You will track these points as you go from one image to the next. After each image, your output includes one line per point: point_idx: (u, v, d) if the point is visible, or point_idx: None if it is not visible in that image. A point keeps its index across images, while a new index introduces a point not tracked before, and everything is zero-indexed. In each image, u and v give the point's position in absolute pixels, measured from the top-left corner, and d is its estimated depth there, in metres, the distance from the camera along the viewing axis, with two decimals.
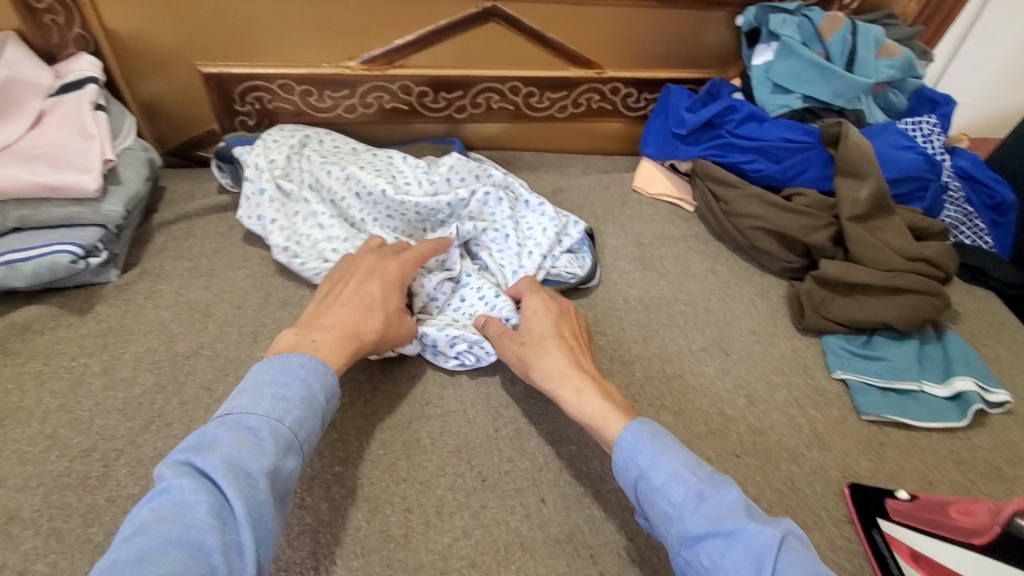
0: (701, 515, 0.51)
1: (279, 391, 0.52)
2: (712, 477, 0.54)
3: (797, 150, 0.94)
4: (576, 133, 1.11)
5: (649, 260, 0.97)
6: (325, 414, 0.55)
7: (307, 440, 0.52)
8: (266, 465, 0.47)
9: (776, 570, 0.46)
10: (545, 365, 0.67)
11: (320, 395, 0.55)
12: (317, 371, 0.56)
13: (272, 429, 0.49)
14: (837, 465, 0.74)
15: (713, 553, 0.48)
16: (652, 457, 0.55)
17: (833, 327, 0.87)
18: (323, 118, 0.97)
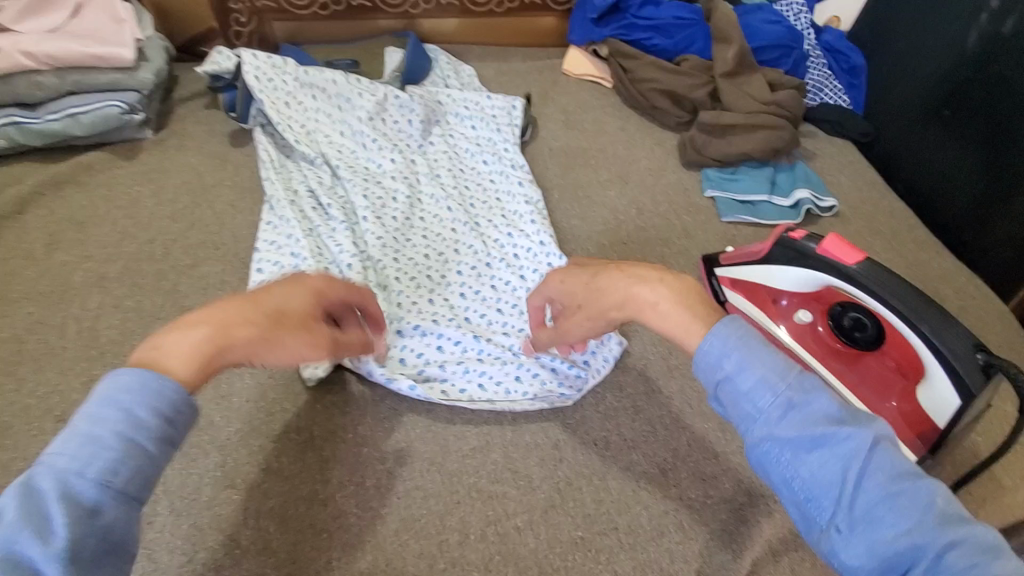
0: (791, 421, 0.43)
1: (91, 431, 0.38)
2: (803, 376, 0.45)
3: (685, 26, 1.18)
4: (515, 28, 1.34)
5: (572, 122, 1.21)
6: (170, 437, 0.40)
7: (136, 483, 0.39)
8: (55, 546, 0.35)
9: (863, 473, 0.41)
10: (607, 304, 0.57)
11: (155, 426, 0.40)
12: (150, 393, 0.40)
13: (60, 490, 0.36)
14: (699, 248, 1.01)
15: (800, 454, 0.42)
16: (739, 362, 0.46)
17: (710, 162, 1.13)
18: (301, 15, 1.20)
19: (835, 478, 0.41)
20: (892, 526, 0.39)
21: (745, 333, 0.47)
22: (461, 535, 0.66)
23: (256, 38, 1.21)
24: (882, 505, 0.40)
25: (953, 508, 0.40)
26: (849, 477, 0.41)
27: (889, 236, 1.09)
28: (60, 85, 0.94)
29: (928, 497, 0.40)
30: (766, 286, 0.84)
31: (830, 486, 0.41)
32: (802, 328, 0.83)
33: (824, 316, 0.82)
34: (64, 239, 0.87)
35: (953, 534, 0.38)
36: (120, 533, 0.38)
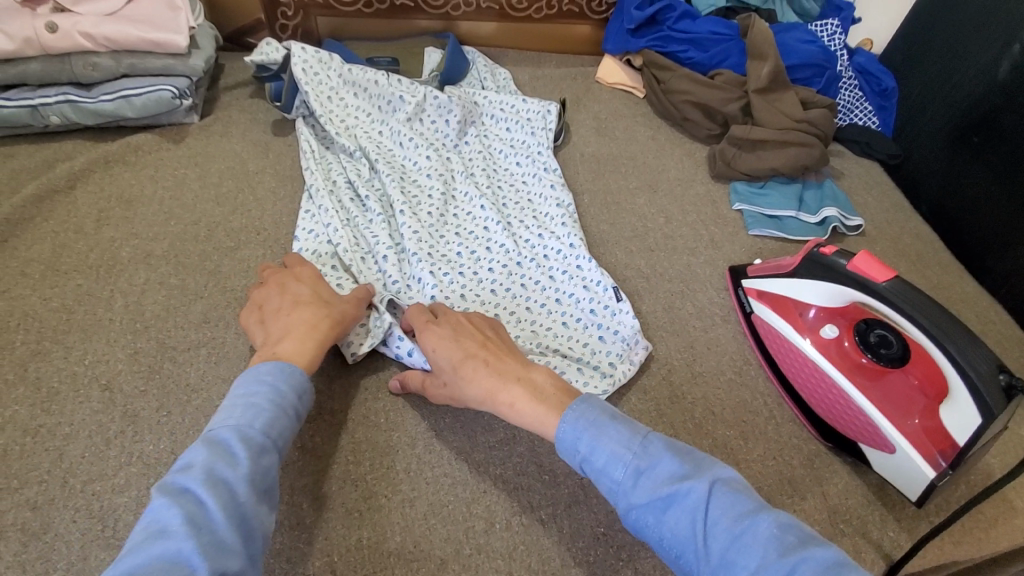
0: (643, 488, 0.58)
1: (250, 399, 0.60)
2: (648, 447, 0.60)
3: (721, 40, 1.20)
4: (550, 34, 1.36)
5: (603, 129, 1.23)
6: (298, 406, 0.63)
7: (281, 436, 0.60)
8: (241, 470, 0.54)
9: (710, 520, 0.54)
10: (473, 390, 0.69)
11: (290, 394, 0.62)
12: (284, 373, 0.63)
13: (242, 434, 0.57)
14: (725, 258, 1.03)
15: (658, 515, 0.56)
16: (591, 443, 0.61)
17: (738, 176, 1.15)
18: (346, 11, 1.23)
19: (687, 532, 0.55)
20: (745, 566, 0.51)
21: (593, 414, 0.63)
22: (486, 523, 0.68)
23: (300, 32, 1.24)
24: (730, 547, 0.52)
25: (791, 537, 0.52)
26: (698, 528, 0.54)
27: (914, 258, 1.10)
28: (114, 66, 0.97)
29: (767, 529, 0.52)
30: (794, 298, 0.86)
31: (686, 539, 0.55)
32: (828, 342, 0.84)
33: (849, 332, 0.84)
34: (114, 216, 0.90)
35: (796, 560, 0.49)
36: (272, 473, 0.57)
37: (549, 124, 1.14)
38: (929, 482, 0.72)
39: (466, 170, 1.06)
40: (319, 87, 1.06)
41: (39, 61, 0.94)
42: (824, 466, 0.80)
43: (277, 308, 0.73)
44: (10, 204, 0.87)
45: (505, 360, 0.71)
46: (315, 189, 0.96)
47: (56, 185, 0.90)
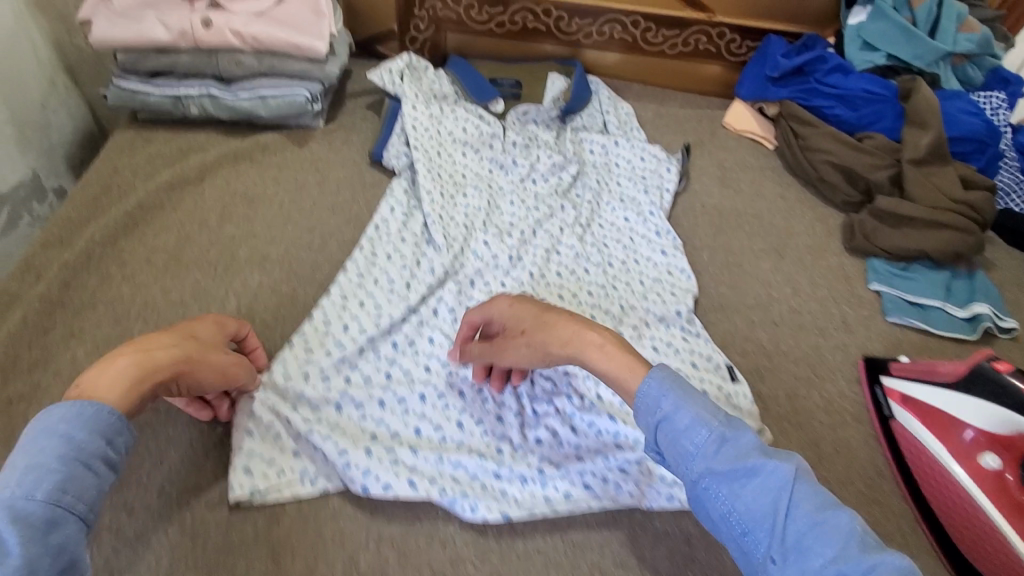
0: (724, 457, 0.54)
1: (41, 453, 0.46)
2: (731, 421, 0.57)
3: (874, 101, 1.09)
4: (679, 71, 1.29)
5: (727, 180, 1.15)
6: (110, 455, 0.49)
7: (80, 498, 0.46)
8: (13, 562, 0.41)
9: (792, 502, 0.51)
10: (554, 337, 0.67)
11: (90, 443, 0.48)
12: (89, 415, 0.49)
13: (13, 508, 0.43)
14: (857, 345, 0.92)
15: (735, 488, 0.53)
16: (675, 403, 0.57)
17: (877, 251, 1.04)
18: (477, 30, 1.21)
19: (766, 508, 0.52)
20: (820, 554, 0.49)
21: (676, 377, 0.60)
22: None
23: (429, 44, 1.23)
24: (808, 532, 0.50)
25: (869, 536, 0.50)
26: (781, 506, 0.51)
27: None
28: (256, 66, 0.98)
29: (847, 522, 0.50)
30: (953, 415, 0.76)
31: (763, 516, 0.52)
32: (987, 471, 0.73)
33: (1015, 467, 0.72)
34: (235, 214, 0.90)
35: (876, 561, 0.47)
36: (75, 550, 0.45)
37: (666, 183, 1.07)
38: None
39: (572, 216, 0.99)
40: (434, 122, 1.04)
41: (189, 53, 0.97)
42: None
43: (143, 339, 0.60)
44: (144, 189, 0.89)
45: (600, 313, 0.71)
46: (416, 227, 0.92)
47: (187, 175, 0.92)
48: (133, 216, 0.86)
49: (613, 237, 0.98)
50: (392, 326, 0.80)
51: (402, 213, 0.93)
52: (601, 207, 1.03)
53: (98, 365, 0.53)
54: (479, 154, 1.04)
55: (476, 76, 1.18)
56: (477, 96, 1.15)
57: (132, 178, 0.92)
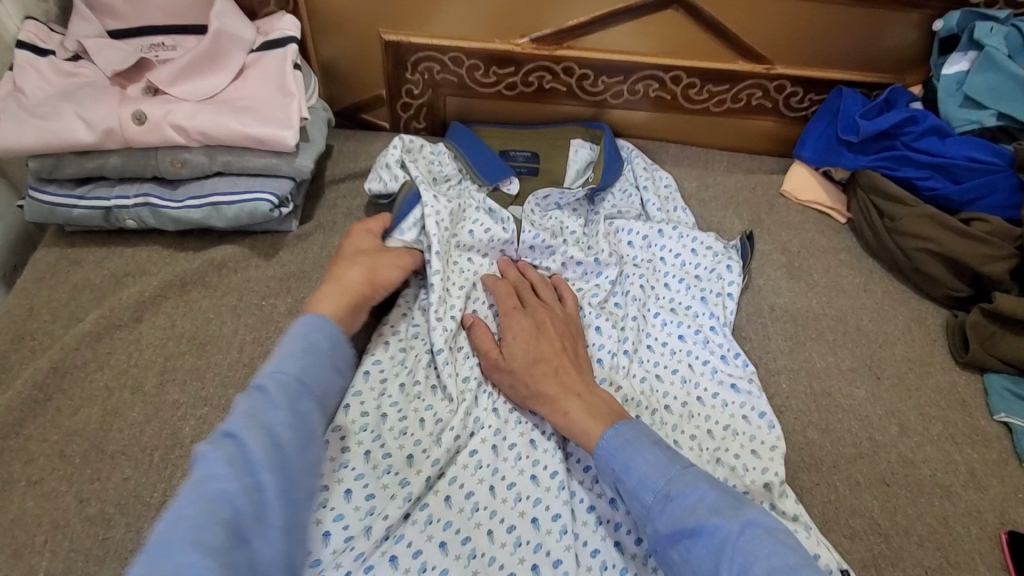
0: (669, 515, 0.55)
1: (291, 348, 0.60)
2: (685, 475, 0.57)
3: (982, 171, 0.87)
4: (725, 129, 1.07)
5: (796, 269, 0.94)
6: (330, 356, 0.63)
7: (314, 380, 0.60)
8: (281, 415, 0.55)
9: (736, 563, 0.51)
10: (532, 392, 0.68)
11: (325, 344, 0.62)
12: (318, 325, 0.63)
13: (277, 381, 0.57)
14: (992, 511, 0.71)
15: (682, 551, 0.53)
16: (625, 462, 0.59)
17: (999, 366, 0.82)
18: (484, 93, 1.01)
19: (710, 573, 0.51)
20: None
21: (633, 431, 0.61)
22: None
23: (426, 111, 1.03)
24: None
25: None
26: (723, 571, 0.51)
27: None
28: (207, 164, 0.78)
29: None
30: None
31: None
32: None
33: None
34: (181, 367, 0.70)
35: None
36: (312, 417, 0.58)
37: (728, 285, 0.87)
38: None
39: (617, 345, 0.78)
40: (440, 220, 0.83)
41: (121, 153, 0.77)
42: None
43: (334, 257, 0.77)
44: (62, 342, 0.69)
45: (581, 369, 0.70)
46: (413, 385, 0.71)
47: (118, 316, 0.72)
48: (45, 384, 0.66)
49: (667, 366, 0.78)
50: (394, 530, 0.60)
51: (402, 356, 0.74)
52: (650, 324, 0.82)
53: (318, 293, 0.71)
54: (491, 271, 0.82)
55: (485, 150, 0.97)
56: (487, 176, 0.94)
57: (51, 321, 0.72)
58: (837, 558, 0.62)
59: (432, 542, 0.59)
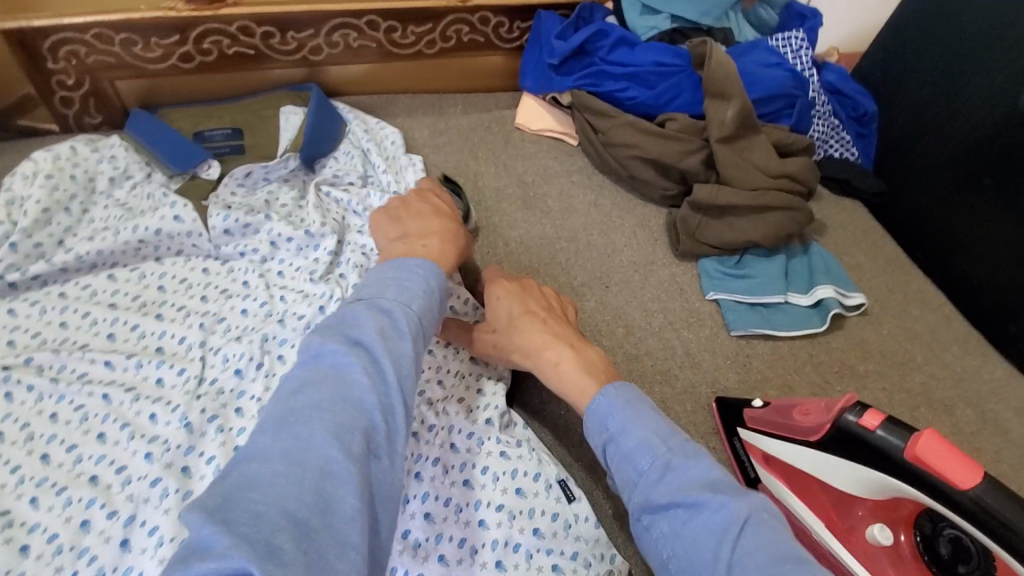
0: (665, 486, 0.52)
1: (405, 280, 0.56)
2: (685, 447, 0.54)
3: (668, 74, 0.93)
4: (449, 70, 1.04)
5: (531, 199, 0.95)
6: (445, 303, 0.59)
7: (431, 325, 0.56)
8: (406, 345, 0.51)
9: (737, 541, 0.47)
10: (521, 345, 0.68)
11: (431, 294, 0.56)
12: (433, 270, 0.58)
13: (403, 311, 0.53)
14: (706, 383, 0.77)
15: (674, 524, 0.50)
16: (624, 423, 0.57)
17: (707, 251, 0.89)
18: (155, 70, 0.87)
19: (706, 547, 0.48)
20: None
21: (630, 396, 0.60)
22: None
23: (93, 100, 0.87)
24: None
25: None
26: (722, 549, 0.47)
27: (929, 335, 0.88)
28: None
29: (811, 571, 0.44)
30: (822, 480, 0.60)
31: (704, 556, 0.48)
32: (876, 550, 0.57)
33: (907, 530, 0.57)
34: None
35: None
36: (423, 359, 0.54)
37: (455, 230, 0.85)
38: None
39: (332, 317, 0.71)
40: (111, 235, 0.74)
41: None
42: None
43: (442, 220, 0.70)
44: None
45: (569, 331, 0.69)
46: (64, 429, 0.61)
47: None
48: None
49: None
50: None
51: (58, 393, 0.63)
52: None
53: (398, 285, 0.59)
54: (172, 281, 0.75)
55: (171, 132, 0.85)
56: (176, 163, 0.82)
57: None
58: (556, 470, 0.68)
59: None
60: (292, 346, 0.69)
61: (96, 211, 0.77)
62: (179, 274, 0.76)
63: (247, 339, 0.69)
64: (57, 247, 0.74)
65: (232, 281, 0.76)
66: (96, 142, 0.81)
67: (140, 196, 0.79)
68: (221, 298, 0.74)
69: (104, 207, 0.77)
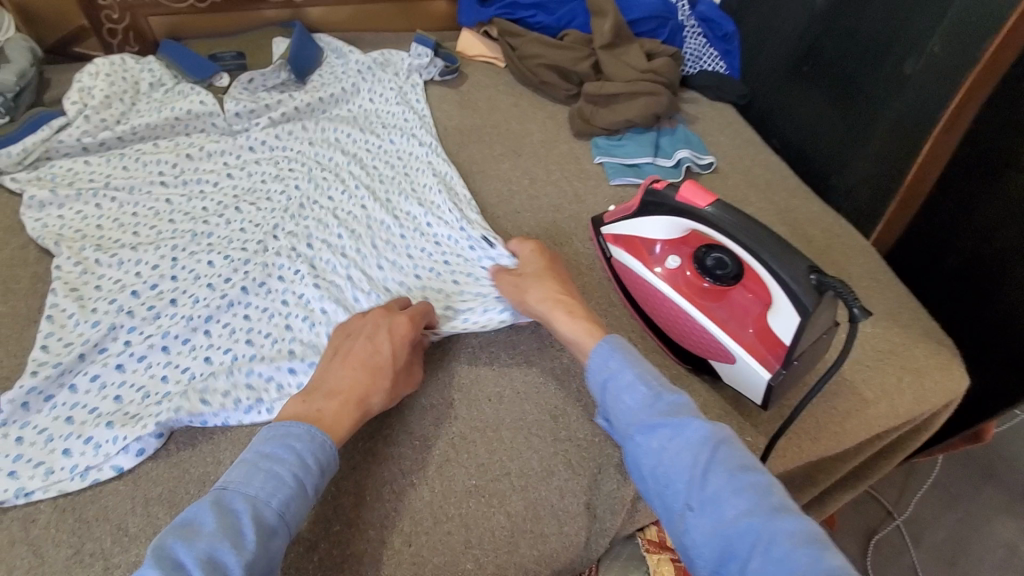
0: (656, 412, 0.63)
1: (273, 467, 0.58)
2: (668, 387, 0.65)
3: (565, 2, 1.25)
4: (403, 13, 1.34)
5: (465, 101, 1.24)
6: (319, 482, 0.60)
7: (295, 516, 0.57)
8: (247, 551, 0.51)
9: (710, 459, 0.58)
10: (539, 293, 0.80)
11: (309, 476, 0.59)
12: (317, 444, 0.61)
13: (254, 508, 0.54)
14: (587, 212, 1.07)
15: (662, 440, 0.60)
16: (621, 364, 0.68)
17: (598, 131, 1.19)
18: (178, 9, 1.18)
19: (685, 463, 0.58)
20: (734, 506, 0.54)
21: (625, 347, 0.71)
22: (355, 498, 0.70)
23: (132, 34, 1.18)
24: (726, 487, 0.56)
25: (786, 501, 0.54)
26: (699, 461, 0.58)
27: (765, 186, 1.17)
28: None
29: (762, 480, 0.56)
30: (641, 236, 0.90)
31: (682, 470, 0.58)
32: (675, 272, 0.87)
33: (690, 260, 0.88)
34: None
35: (777, 521, 0.52)
36: (277, 557, 0.54)
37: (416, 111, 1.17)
38: (766, 383, 0.78)
39: (319, 176, 1.01)
40: (157, 114, 1.04)
41: None
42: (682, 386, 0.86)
43: (378, 345, 0.72)
44: None
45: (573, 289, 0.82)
46: (140, 220, 0.91)
47: None
48: None
49: (365, 164, 1.07)
50: (166, 292, 0.83)
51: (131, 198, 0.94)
52: (350, 141, 1.10)
53: (326, 413, 0.65)
54: (201, 139, 1.05)
55: (193, 53, 1.15)
56: (197, 74, 1.12)
57: None
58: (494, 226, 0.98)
59: (161, 300, 0.82)
60: (291, 174, 1.01)
61: (140, 102, 1.06)
62: (204, 137, 1.06)
63: (260, 172, 1.01)
64: (117, 122, 1.02)
65: (244, 141, 1.06)
66: (139, 59, 1.11)
67: (175, 92, 1.09)
68: (239, 158, 1.04)
69: (145, 100, 1.07)
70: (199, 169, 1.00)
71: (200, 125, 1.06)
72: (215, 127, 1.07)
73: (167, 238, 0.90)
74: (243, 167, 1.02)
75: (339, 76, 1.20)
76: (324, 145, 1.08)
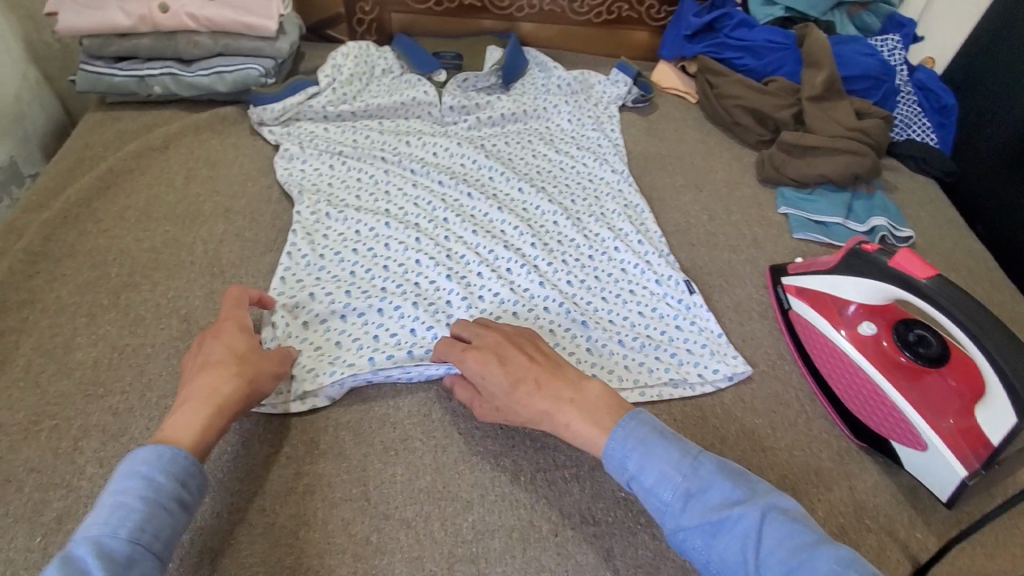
0: (693, 512, 0.57)
1: (118, 500, 0.52)
2: (699, 468, 0.59)
3: (777, 49, 1.23)
4: (607, 39, 1.41)
5: (653, 129, 1.27)
6: (182, 496, 0.55)
7: (161, 541, 0.52)
8: None
9: (765, 552, 0.53)
10: (530, 410, 0.67)
11: (167, 485, 0.55)
12: (167, 457, 0.56)
13: (98, 548, 0.49)
14: (765, 259, 1.04)
15: (709, 538, 0.56)
16: (639, 461, 0.60)
17: (787, 181, 1.15)
18: (418, 10, 1.34)
19: (738, 560, 0.54)
20: None
21: (642, 432, 0.62)
22: (510, 476, 0.73)
23: (376, 25, 1.36)
24: None
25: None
26: (750, 557, 0.54)
27: (967, 273, 1.07)
28: (211, 44, 1.11)
29: (828, 563, 0.51)
30: (833, 295, 0.86)
31: (737, 565, 0.54)
32: (867, 340, 0.82)
33: (887, 330, 0.82)
34: (199, 176, 1.03)
35: None
36: None
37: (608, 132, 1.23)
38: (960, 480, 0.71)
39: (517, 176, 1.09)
40: (388, 97, 1.18)
41: (150, 37, 1.09)
42: (855, 462, 0.79)
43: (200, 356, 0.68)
44: (118, 156, 1.02)
45: (546, 386, 0.68)
46: (364, 185, 1.04)
47: (152, 144, 1.05)
48: (106, 179, 0.99)
49: (557, 174, 1.13)
50: (378, 251, 0.94)
51: (358, 164, 1.06)
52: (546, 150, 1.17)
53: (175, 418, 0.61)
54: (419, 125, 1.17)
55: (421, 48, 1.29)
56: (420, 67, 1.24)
57: (103, 150, 1.05)
58: (668, 253, 1.00)
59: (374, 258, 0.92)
60: (491, 169, 1.10)
61: (375, 84, 1.21)
62: (421, 124, 1.18)
63: (466, 163, 1.11)
64: (355, 98, 1.17)
65: (455, 133, 1.17)
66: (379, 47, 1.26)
67: (403, 79, 1.23)
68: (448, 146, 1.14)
69: (378, 83, 1.21)
70: (415, 150, 1.12)
71: (420, 112, 1.19)
72: (431, 115, 1.19)
73: (384, 206, 1.01)
74: (451, 156, 1.12)
75: (541, 89, 1.29)
76: (523, 149, 1.17)
